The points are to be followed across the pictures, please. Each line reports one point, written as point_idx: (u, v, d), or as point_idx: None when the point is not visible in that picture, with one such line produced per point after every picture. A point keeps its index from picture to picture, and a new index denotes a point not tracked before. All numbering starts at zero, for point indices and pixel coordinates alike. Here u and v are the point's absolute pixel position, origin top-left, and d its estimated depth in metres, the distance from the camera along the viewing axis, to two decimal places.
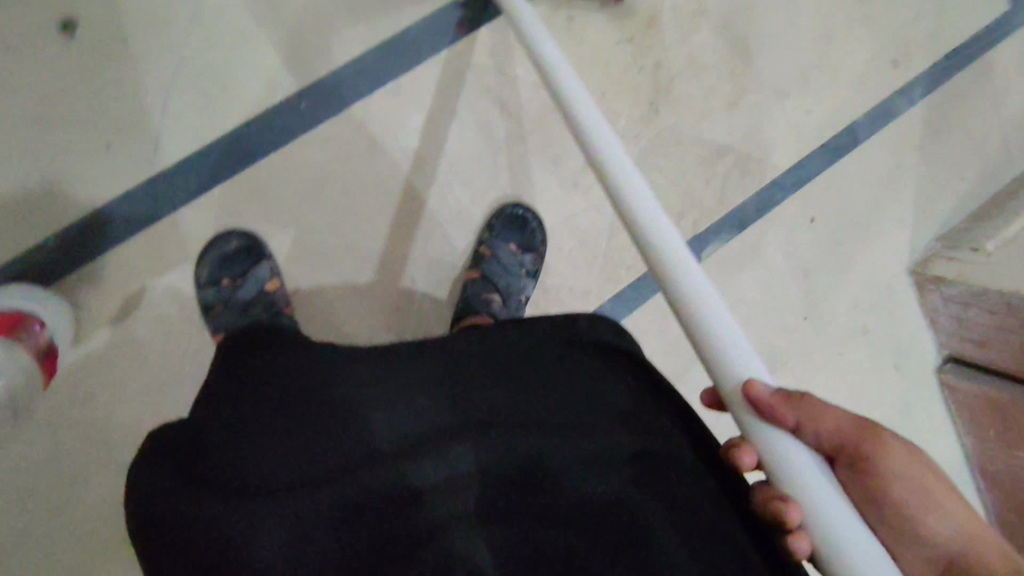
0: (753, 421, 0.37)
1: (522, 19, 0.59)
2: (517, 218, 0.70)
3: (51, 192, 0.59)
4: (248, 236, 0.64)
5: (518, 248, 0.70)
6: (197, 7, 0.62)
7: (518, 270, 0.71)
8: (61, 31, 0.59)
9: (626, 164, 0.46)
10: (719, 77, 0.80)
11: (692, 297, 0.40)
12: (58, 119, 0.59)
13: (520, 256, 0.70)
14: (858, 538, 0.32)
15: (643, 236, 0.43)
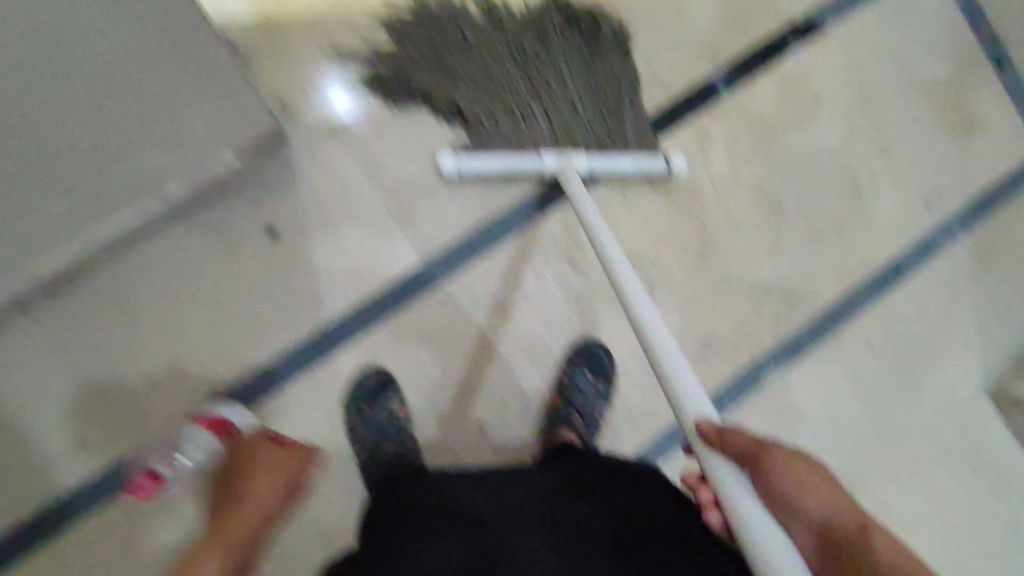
0: (701, 452, 0.52)
1: (580, 202, 0.77)
2: (592, 353, 0.86)
3: (252, 347, 0.82)
4: (383, 372, 0.83)
5: (593, 378, 0.85)
6: (354, 211, 0.86)
7: (596, 397, 0.85)
8: (265, 235, 0.84)
9: (631, 279, 0.67)
10: (759, 231, 0.95)
11: (667, 364, 0.59)
12: (259, 295, 0.83)
13: (596, 384, 0.85)
14: (762, 519, 0.46)
15: (641, 323, 0.63)
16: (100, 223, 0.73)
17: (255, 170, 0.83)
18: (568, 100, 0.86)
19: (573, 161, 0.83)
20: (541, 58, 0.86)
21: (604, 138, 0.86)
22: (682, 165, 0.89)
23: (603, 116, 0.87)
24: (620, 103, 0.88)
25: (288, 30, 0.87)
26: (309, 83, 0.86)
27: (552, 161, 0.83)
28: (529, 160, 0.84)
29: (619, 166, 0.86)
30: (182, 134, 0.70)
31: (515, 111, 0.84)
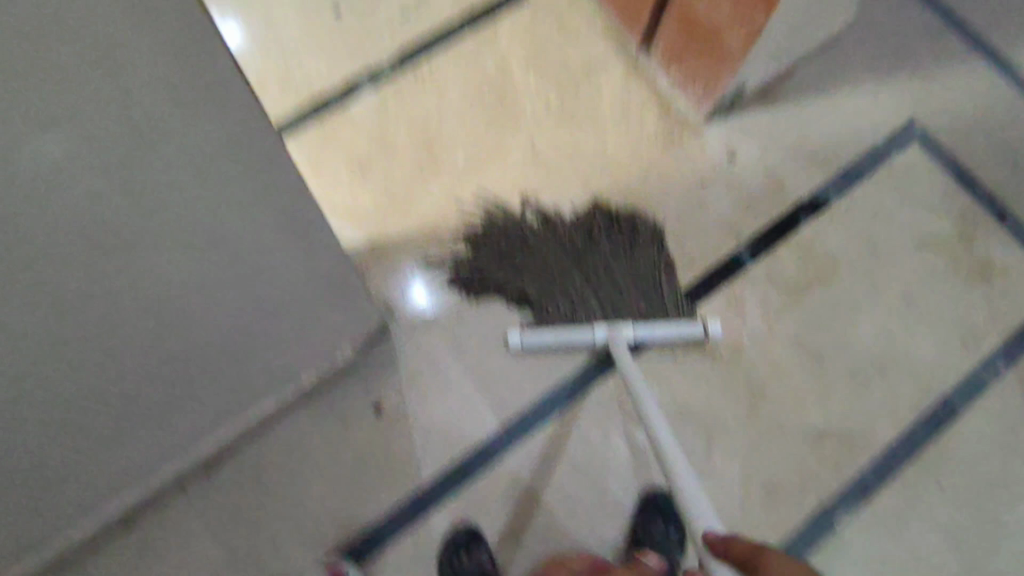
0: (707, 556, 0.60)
1: (622, 363, 0.94)
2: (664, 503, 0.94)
3: (362, 510, 0.95)
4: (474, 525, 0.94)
5: (667, 526, 0.92)
6: (443, 386, 1.01)
7: (670, 544, 0.92)
8: (373, 412, 0.99)
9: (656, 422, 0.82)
10: (804, 380, 1.04)
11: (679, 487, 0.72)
12: (367, 464, 0.97)
13: (670, 533, 0.92)
14: None
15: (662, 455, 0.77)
16: (245, 414, 0.91)
17: (365, 358, 1.02)
18: (613, 283, 1.03)
19: (621, 330, 0.99)
20: (590, 253, 1.06)
21: (646, 313, 1.03)
22: (718, 330, 1.03)
23: (645, 294, 1.04)
24: (660, 282, 1.05)
25: (386, 244, 1.08)
26: (400, 285, 1.06)
27: (601, 332, 1.00)
28: (582, 333, 1.00)
29: (660, 333, 1.01)
30: (316, 339, 0.87)
31: (570, 296, 1.03)
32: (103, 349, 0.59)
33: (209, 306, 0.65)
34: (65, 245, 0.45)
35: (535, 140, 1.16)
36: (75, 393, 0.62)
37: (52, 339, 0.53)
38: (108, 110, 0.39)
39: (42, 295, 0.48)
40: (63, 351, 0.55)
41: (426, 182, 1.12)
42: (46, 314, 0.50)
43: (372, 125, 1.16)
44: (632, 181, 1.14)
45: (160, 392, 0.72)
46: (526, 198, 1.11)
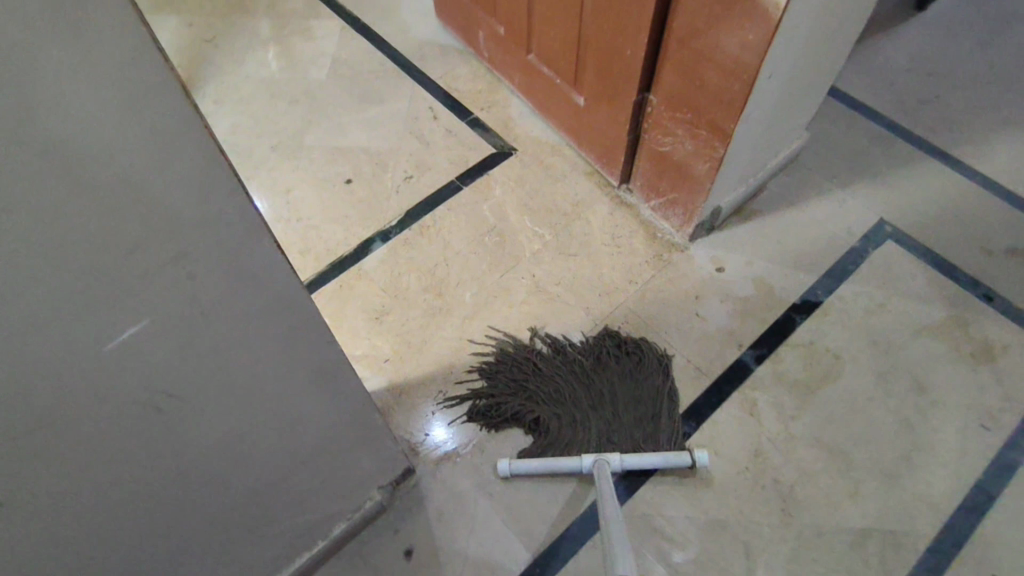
0: None
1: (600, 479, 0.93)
2: None
3: None
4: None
5: None
6: (471, 522, 1.01)
7: None
8: (404, 557, 0.98)
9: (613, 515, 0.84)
10: (832, 478, 1.04)
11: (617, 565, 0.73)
12: None
13: None
14: None
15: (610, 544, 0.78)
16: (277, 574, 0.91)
17: (393, 501, 1.02)
18: (610, 408, 1.08)
19: (607, 458, 0.99)
20: (599, 383, 1.10)
21: (654, 428, 1.06)
22: (705, 459, 1.00)
23: (650, 414, 1.07)
24: (670, 410, 1.08)
25: (406, 387, 1.13)
26: (420, 425, 1.10)
27: (589, 460, 0.99)
28: (570, 461, 1.00)
29: (648, 462, 1.00)
30: (346, 487, 0.89)
31: (577, 422, 1.06)
32: (156, 512, 0.62)
33: (250, 460, 0.69)
34: (128, 411, 0.50)
35: (537, 275, 1.25)
36: (125, 561, 0.64)
37: (113, 506, 0.57)
38: (178, 291, 0.46)
39: (108, 461, 0.52)
40: (120, 517, 0.59)
41: (440, 325, 1.19)
42: (111, 480, 0.54)
43: (386, 278, 1.25)
44: (631, 303, 1.21)
45: (201, 555, 0.73)
46: (533, 330, 1.18)
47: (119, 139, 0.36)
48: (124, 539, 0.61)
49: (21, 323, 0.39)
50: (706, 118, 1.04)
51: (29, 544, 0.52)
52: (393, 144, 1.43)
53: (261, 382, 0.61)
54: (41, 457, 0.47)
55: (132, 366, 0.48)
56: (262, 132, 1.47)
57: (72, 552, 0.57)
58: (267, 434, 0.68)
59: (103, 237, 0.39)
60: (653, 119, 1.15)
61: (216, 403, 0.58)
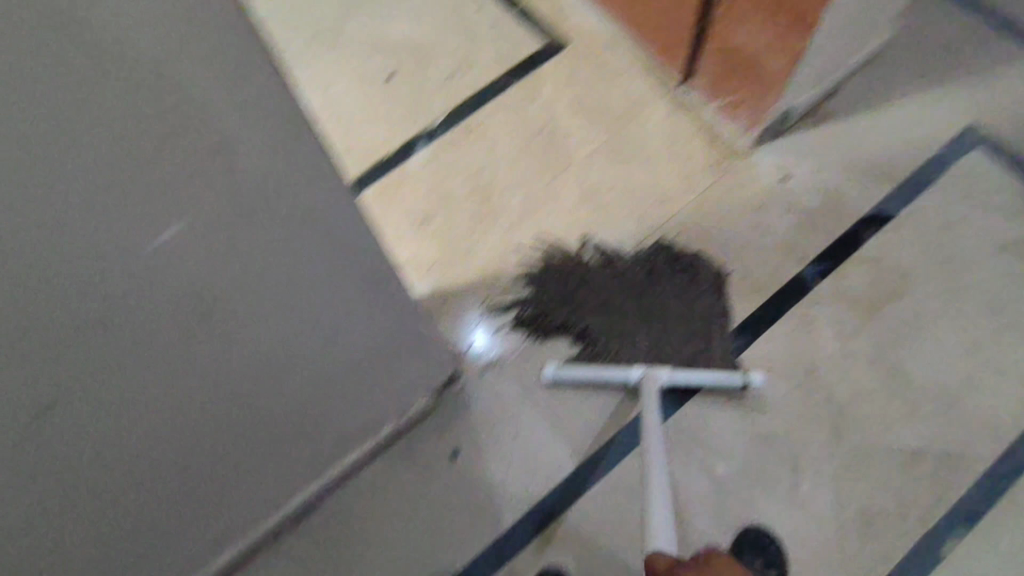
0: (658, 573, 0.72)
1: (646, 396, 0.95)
2: (761, 541, 0.93)
3: (447, 557, 0.96)
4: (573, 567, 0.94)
5: (761, 564, 0.92)
6: (515, 427, 1.02)
7: None
8: (450, 458, 1.01)
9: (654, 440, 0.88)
10: (888, 399, 1.00)
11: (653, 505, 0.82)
12: (449, 509, 0.98)
13: (764, 569, 0.92)
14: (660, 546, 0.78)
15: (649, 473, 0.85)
16: (329, 467, 0.94)
17: (439, 405, 1.04)
18: (659, 326, 1.06)
19: (656, 372, 0.97)
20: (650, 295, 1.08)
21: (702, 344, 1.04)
22: (757, 379, 0.98)
23: (701, 330, 1.05)
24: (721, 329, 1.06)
25: (451, 293, 1.12)
26: (467, 331, 1.09)
27: (636, 372, 0.99)
28: (617, 371, 0.99)
29: (699, 379, 0.98)
30: (394, 391, 0.90)
31: (626, 337, 1.05)
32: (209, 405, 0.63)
33: (297, 359, 0.69)
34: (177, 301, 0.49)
35: (586, 182, 1.18)
36: (182, 447, 0.66)
37: (164, 396, 0.57)
38: (220, 186, 0.43)
39: (156, 355, 0.52)
40: (173, 406, 0.60)
41: (485, 231, 1.16)
42: (161, 372, 0.55)
43: (429, 182, 1.21)
44: (686, 212, 1.15)
45: (254, 445, 0.76)
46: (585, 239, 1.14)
47: (145, 11, 0.31)
48: (179, 427, 0.63)
49: (61, 215, 0.37)
50: (789, 5, 0.91)
51: (88, 426, 0.53)
52: (435, 36, 1.34)
53: (308, 283, 0.59)
54: (90, 344, 0.46)
55: (175, 261, 0.46)
56: (298, 22, 1.39)
57: (129, 437, 0.58)
58: (315, 333, 0.68)
59: (138, 124, 0.36)
60: (724, 11, 1.02)
61: (262, 303, 0.57)
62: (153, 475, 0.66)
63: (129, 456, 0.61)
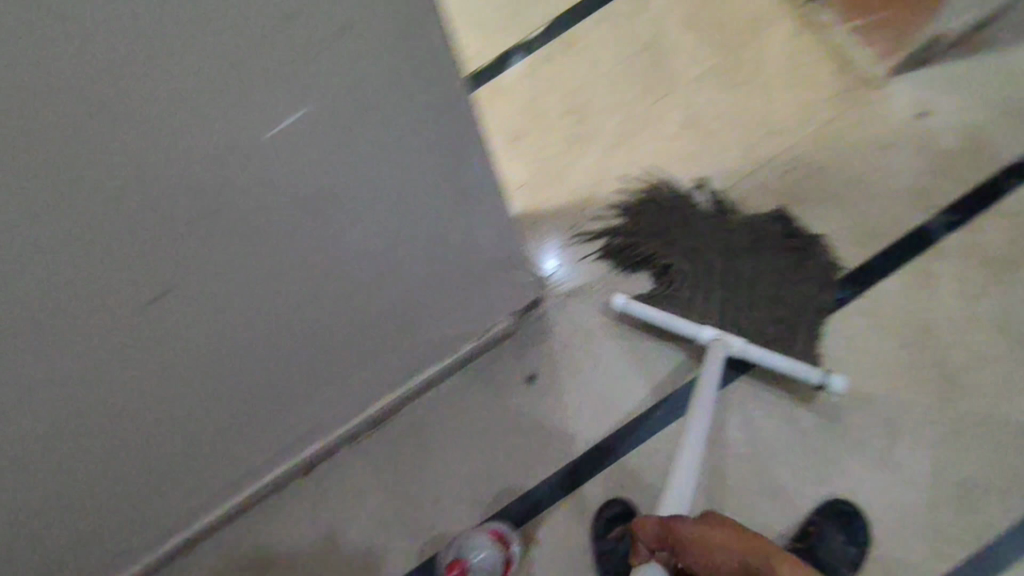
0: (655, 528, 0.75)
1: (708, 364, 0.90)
2: (846, 513, 0.87)
3: (515, 476, 0.95)
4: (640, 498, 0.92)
5: (844, 538, 0.86)
6: (596, 358, 0.99)
7: (843, 559, 0.85)
8: (527, 381, 0.99)
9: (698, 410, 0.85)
10: (1010, 368, 0.91)
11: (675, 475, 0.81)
12: (521, 430, 0.97)
13: (845, 544, 0.85)
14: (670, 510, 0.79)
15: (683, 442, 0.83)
16: (409, 377, 0.95)
17: (520, 328, 1.02)
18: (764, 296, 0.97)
19: (729, 341, 0.91)
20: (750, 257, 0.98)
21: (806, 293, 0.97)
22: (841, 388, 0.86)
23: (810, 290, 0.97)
24: (831, 286, 0.97)
25: (539, 215, 1.08)
26: (555, 256, 1.05)
27: (709, 333, 0.92)
28: (690, 327, 0.93)
29: (773, 363, 0.89)
30: (478, 308, 0.89)
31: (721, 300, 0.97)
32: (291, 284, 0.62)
33: (384, 261, 0.68)
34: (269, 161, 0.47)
35: (692, 106, 1.10)
36: (268, 328, 0.66)
37: (247, 266, 0.56)
38: (314, 50, 0.41)
39: (243, 232, 0.52)
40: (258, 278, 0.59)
41: (580, 152, 1.10)
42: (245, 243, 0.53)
43: (524, 98, 1.15)
44: (802, 146, 1.05)
45: (336, 344, 0.77)
46: (699, 180, 1.06)
47: None
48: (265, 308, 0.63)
49: (161, 49, 0.35)
50: None
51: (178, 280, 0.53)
52: None
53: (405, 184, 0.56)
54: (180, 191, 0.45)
55: (272, 136, 0.45)
56: None
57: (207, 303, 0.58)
58: (405, 232, 0.65)
59: None
60: None
61: (349, 193, 0.55)
62: (240, 356, 0.68)
63: (219, 326, 0.62)
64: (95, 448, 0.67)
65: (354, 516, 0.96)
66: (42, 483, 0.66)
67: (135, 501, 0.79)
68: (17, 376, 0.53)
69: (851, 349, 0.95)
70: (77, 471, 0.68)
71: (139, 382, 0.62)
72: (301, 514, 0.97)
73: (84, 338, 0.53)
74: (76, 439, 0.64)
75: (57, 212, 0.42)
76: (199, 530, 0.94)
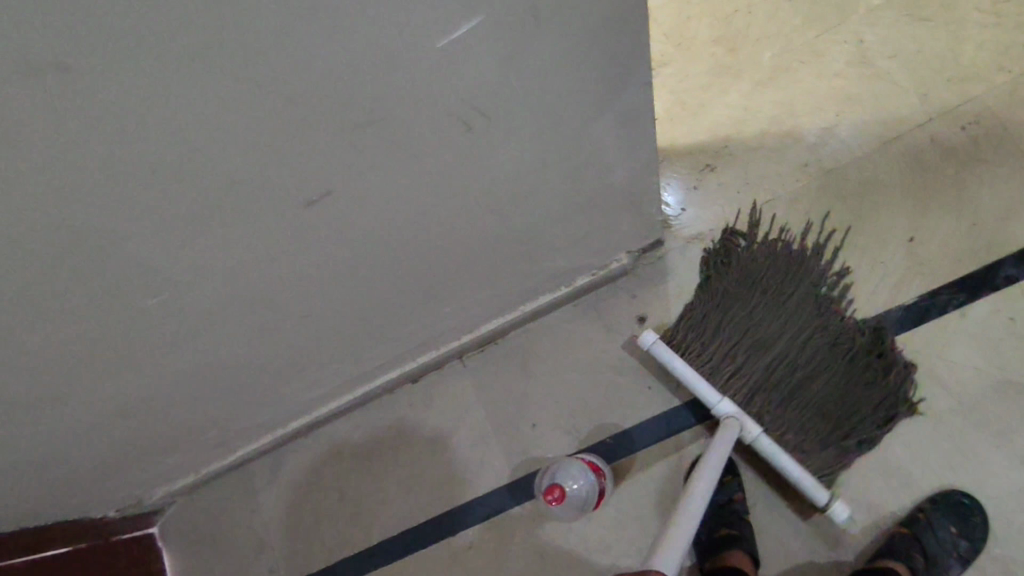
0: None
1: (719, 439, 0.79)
2: (962, 505, 0.80)
3: (612, 412, 0.95)
4: (743, 456, 0.89)
5: (956, 531, 0.78)
6: None
7: (950, 552, 0.79)
8: (637, 322, 0.97)
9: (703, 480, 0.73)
10: None
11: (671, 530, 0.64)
12: (624, 369, 0.96)
13: (956, 538, 0.78)
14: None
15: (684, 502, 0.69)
16: (520, 304, 0.96)
17: (637, 267, 0.99)
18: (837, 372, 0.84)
19: (745, 424, 0.82)
20: (822, 339, 0.85)
21: (965, 265, 0.87)
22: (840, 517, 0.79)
23: (972, 263, 0.87)
24: (999, 261, 0.86)
25: (671, 153, 1.02)
26: (683, 198, 1.00)
27: (727, 406, 0.83)
28: (711, 392, 0.84)
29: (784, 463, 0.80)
30: (597, 242, 0.88)
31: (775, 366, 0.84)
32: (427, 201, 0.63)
33: (520, 176, 0.67)
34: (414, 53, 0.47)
35: (866, 40, 0.97)
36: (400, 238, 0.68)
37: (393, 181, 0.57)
38: None
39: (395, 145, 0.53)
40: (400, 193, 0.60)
41: (726, 87, 1.02)
42: None
43: (671, 22, 1.08)
44: (993, 97, 0.91)
45: (461, 261, 0.78)
46: (831, 230, 0.92)
47: None
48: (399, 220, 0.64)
49: None
50: None
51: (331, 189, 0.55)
52: None
53: None
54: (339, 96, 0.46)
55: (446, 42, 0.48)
56: None
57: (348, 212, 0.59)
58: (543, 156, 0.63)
59: None
60: None
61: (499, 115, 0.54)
62: (372, 262, 0.71)
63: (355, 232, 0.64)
64: (243, 325, 0.73)
65: (456, 426, 1.01)
66: (198, 350, 0.74)
67: (268, 382, 0.88)
68: (190, 249, 0.58)
69: (1012, 332, 0.84)
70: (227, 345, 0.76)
71: (286, 270, 0.67)
72: (408, 416, 1.03)
73: (244, 226, 0.58)
74: (230, 314, 0.71)
75: (238, 90, 0.44)
76: (317, 418, 1.02)
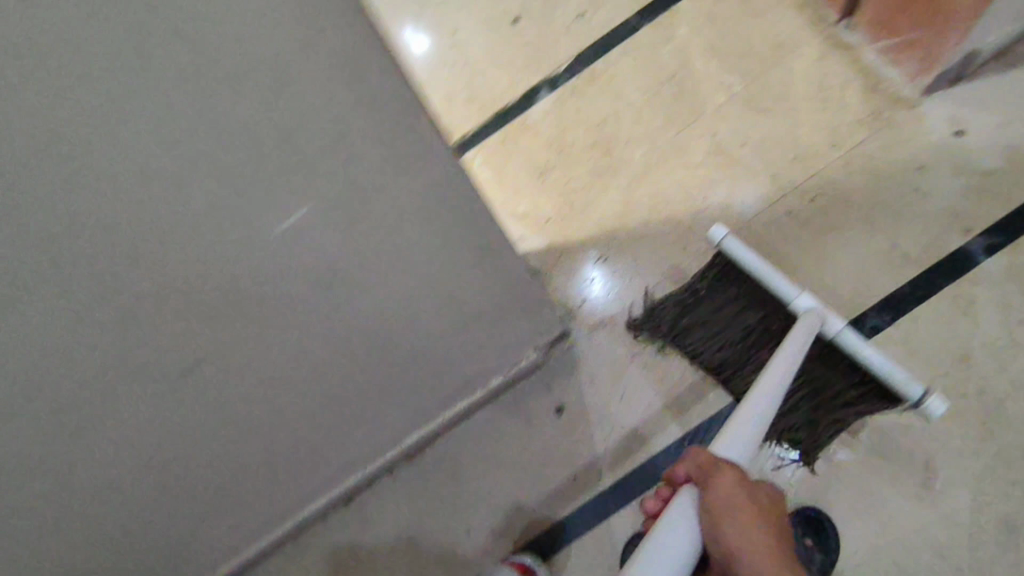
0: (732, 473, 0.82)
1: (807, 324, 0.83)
2: (816, 519, 0.90)
3: (547, 505, 0.99)
4: None
5: (812, 544, 0.90)
6: (624, 388, 1.01)
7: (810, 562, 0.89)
8: (556, 413, 1.02)
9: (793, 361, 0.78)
10: None
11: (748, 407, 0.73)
12: (552, 460, 1.01)
13: (812, 550, 0.89)
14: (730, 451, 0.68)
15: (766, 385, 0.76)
16: (442, 413, 0.99)
17: (549, 360, 1.04)
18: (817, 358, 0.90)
19: (828, 317, 0.84)
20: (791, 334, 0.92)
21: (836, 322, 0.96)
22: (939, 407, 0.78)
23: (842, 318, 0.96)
24: (866, 315, 0.96)
25: (566, 249, 1.10)
26: (583, 287, 1.07)
27: (807, 302, 0.86)
28: (790, 288, 0.88)
29: (868, 357, 0.83)
30: (504, 349, 0.93)
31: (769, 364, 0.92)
32: (324, 346, 0.68)
33: (407, 312, 0.73)
34: None
35: (718, 134, 1.09)
36: (308, 381, 0.73)
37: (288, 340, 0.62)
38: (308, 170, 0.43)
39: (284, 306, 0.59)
40: (295, 345, 0.65)
41: (605, 184, 1.12)
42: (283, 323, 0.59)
43: (550, 130, 1.17)
44: (830, 172, 1.03)
45: (371, 386, 0.82)
46: None
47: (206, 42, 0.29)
48: (302, 366, 0.69)
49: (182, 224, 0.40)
50: None
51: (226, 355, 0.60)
52: None
53: (417, 250, 0.61)
54: None
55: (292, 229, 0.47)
56: None
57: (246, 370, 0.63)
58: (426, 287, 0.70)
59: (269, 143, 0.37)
60: None
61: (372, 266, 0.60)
62: (286, 409, 0.75)
63: (259, 387, 0.67)
64: (164, 503, 0.75)
65: (400, 542, 1.02)
66: (121, 540, 0.75)
67: (199, 539, 0.87)
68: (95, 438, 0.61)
69: None
70: (149, 525, 0.76)
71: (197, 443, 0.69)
72: (350, 542, 1.04)
73: None
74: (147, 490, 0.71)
75: None
76: (253, 557, 1.02)
